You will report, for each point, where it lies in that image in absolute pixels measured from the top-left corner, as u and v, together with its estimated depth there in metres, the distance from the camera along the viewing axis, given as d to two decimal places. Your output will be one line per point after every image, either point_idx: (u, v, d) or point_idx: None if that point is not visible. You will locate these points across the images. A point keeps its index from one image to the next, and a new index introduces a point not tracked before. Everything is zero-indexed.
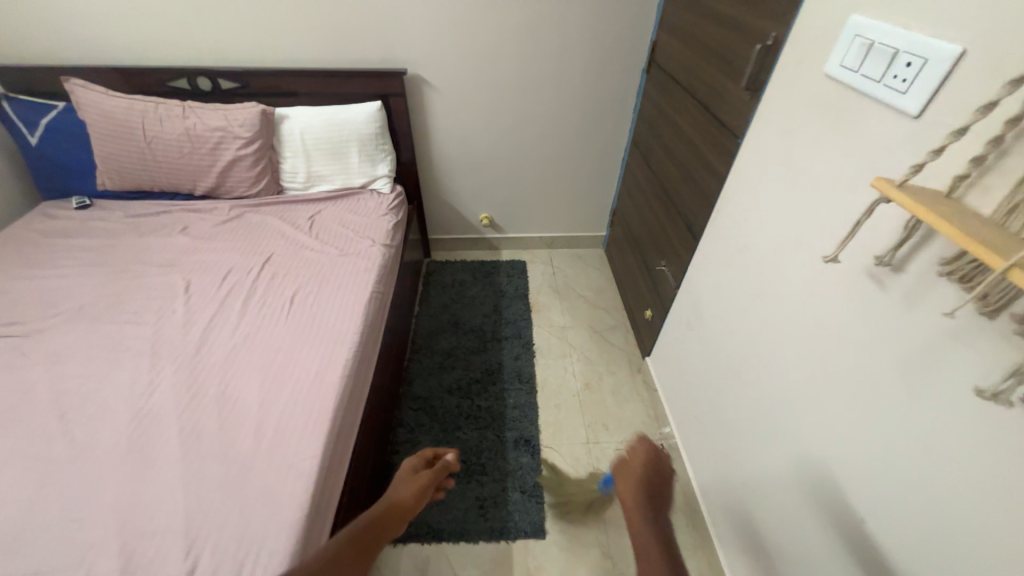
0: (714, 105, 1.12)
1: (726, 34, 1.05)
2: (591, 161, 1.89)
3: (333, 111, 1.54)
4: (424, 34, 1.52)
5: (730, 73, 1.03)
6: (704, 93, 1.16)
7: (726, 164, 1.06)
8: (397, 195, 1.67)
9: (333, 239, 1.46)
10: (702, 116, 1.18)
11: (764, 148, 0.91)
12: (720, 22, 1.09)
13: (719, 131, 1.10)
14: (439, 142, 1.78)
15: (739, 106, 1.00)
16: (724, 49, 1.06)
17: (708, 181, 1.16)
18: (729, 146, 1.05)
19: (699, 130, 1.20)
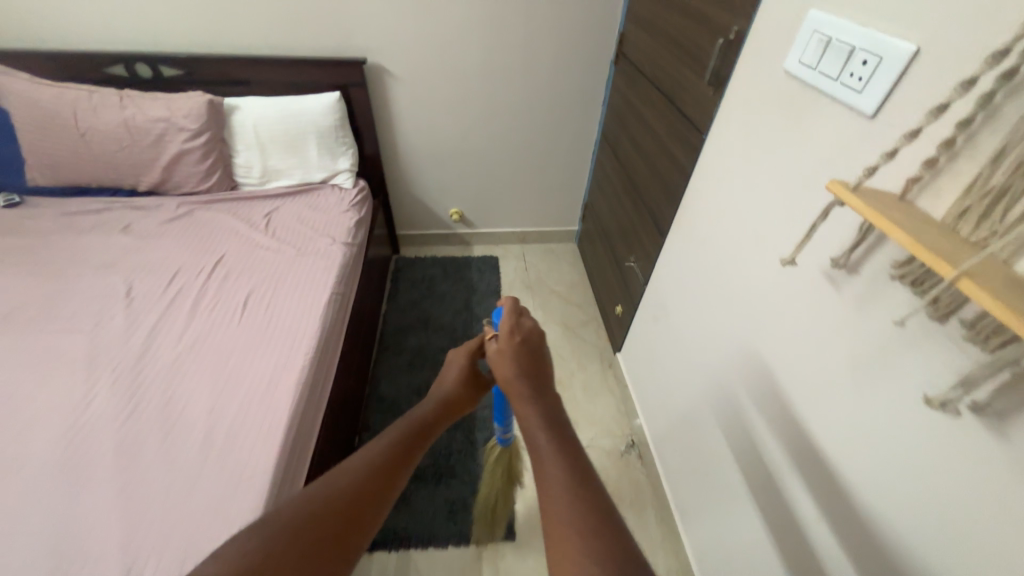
0: (678, 99, 1.10)
1: (690, 27, 1.04)
2: (561, 154, 1.87)
3: (288, 102, 1.45)
4: (385, 20, 1.44)
5: (693, 67, 1.02)
6: (669, 86, 1.15)
7: (691, 159, 1.05)
8: (360, 190, 1.60)
9: (290, 237, 1.38)
10: (666, 110, 1.17)
11: (727, 143, 0.90)
12: (684, 13, 1.07)
13: (682, 126, 1.08)
14: (405, 135, 1.71)
15: (702, 102, 0.99)
16: (688, 43, 1.05)
17: (673, 175, 1.15)
18: (694, 141, 1.03)
19: (663, 124, 1.19)
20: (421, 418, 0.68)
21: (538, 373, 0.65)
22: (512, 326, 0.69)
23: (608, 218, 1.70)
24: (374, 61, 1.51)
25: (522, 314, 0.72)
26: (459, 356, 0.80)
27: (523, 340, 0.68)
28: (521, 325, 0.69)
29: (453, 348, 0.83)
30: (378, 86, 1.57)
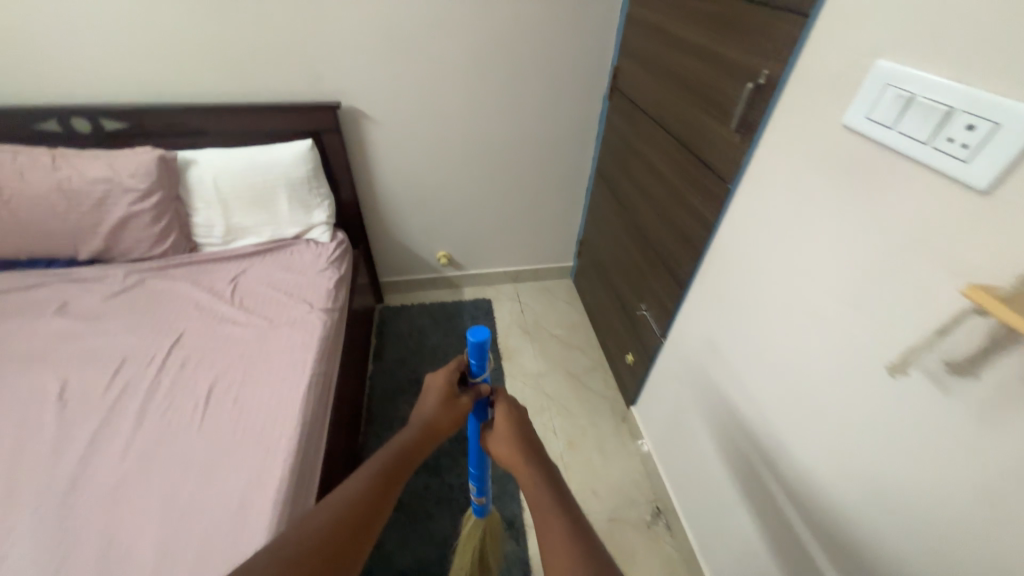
0: (690, 143, 1.01)
1: (698, 67, 0.95)
2: (553, 190, 1.76)
3: (253, 152, 1.29)
4: (360, 60, 1.32)
5: (707, 111, 0.93)
6: (677, 128, 1.06)
7: (715, 210, 0.95)
8: (339, 244, 1.45)
9: (260, 306, 1.21)
10: (675, 153, 1.08)
11: (766, 196, 0.80)
12: (688, 51, 0.98)
13: (699, 172, 0.99)
14: (385, 179, 1.57)
15: (724, 149, 0.89)
16: (697, 83, 0.96)
17: (690, 225, 1.05)
18: (716, 191, 0.94)
19: (673, 168, 1.09)
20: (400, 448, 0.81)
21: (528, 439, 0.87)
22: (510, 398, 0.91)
23: (608, 257, 1.59)
24: (349, 103, 1.38)
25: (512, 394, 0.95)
26: (437, 383, 0.88)
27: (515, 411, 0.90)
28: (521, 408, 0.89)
29: (432, 374, 0.90)
30: (354, 130, 1.43)
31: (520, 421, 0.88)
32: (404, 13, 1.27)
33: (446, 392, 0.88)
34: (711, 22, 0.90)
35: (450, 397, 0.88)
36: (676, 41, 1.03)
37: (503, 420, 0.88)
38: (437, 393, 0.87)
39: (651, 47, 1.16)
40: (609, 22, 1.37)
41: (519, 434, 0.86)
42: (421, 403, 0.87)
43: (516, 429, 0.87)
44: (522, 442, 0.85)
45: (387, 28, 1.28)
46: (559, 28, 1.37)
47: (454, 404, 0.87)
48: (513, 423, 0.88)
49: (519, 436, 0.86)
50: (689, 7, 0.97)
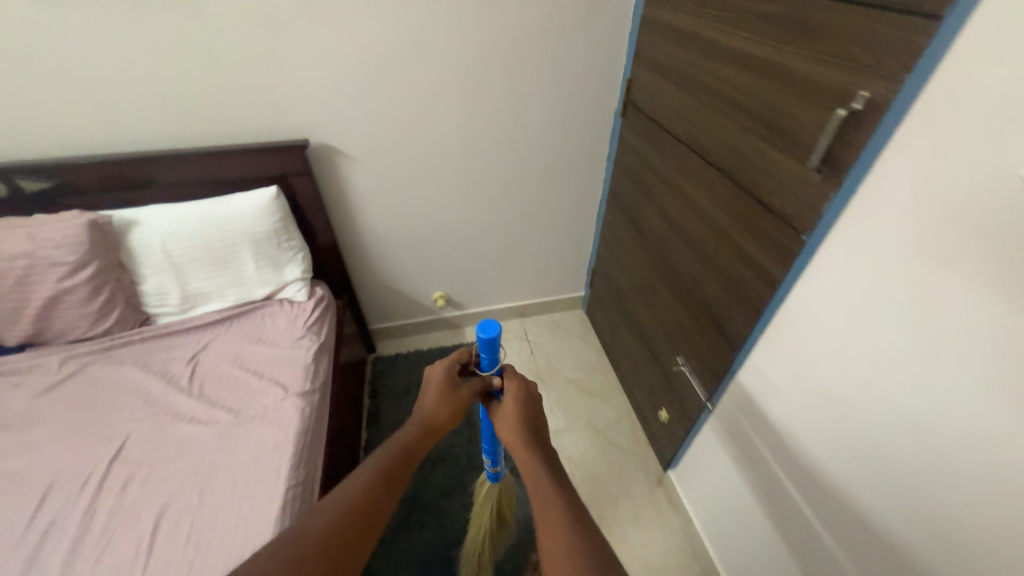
0: (741, 175, 0.80)
1: (748, 81, 0.75)
2: (560, 218, 1.56)
3: (208, 207, 1.09)
4: (328, 88, 1.12)
5: (765, 137, 0.73)
6: (719, 155, 0.86)
7: (783, 265, 0.74)
8: (318, 303, 1.24)
9: (225, 392, 1.01)
10: (718, 186, 0.87)
11: (876, 259, 0.59)
12: (732, 61, 0.78)
13: (755, 212, 0.78)
14: (368, 219, 1.36)
15: (793, 188, 0.69)
16: (748, 102, 0.75)
17: (744, 276, 0.84)
18: (785, 241, 0.73)
19: (715, 203, 0.89)
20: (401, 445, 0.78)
21: (538, 425, 0.82)
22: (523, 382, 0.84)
23: (630, 294, 1.39)
24: (319, 139, 1.18)
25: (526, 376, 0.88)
26: (434, 375, 0.83)
27: (528, 394, 0.84)
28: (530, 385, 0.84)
29: (431, 365, 0.84)
30: (328, 168, 1.23)
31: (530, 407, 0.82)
32: (377, 30, 1.07)
33: (446, 383, 0.84)
34: (767, 23, 0.69)
35: (450, 389, 0.83)
36: (713, 49, 0.83)
37: (511, 404, 0.83)
38: (435, 385, 0.83)
39: (678, 55, 0.95)
40: (619, 26, 1.17)
41: (526, 421, 0.80)
42: (422, 398, 0.84)
43: (524, 414, 0.82)
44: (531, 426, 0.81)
45: (359, 49, 1.08)
46: (561, 36, 1.16)
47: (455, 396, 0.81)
48: (523, 407, 0.82)
49: (527, 421, 0.81)
50: (732, 5, 0.77)
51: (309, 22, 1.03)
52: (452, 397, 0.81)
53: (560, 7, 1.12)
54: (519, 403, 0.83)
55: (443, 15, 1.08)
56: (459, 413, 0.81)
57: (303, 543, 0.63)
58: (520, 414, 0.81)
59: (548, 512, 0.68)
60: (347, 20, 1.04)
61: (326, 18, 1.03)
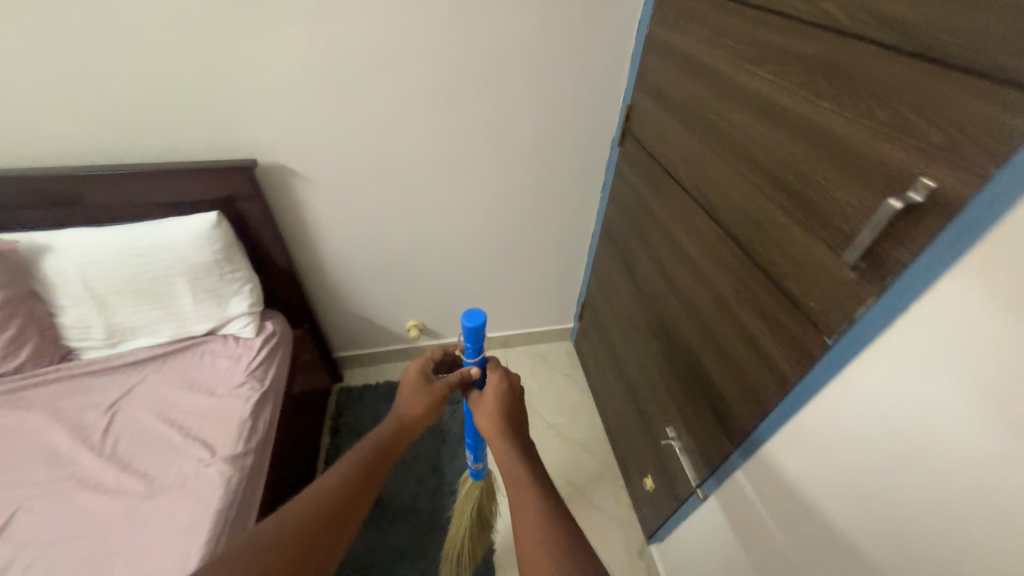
0: (755, 246, 0.67)
1: (773, 136, 0.60)
2: (548, 248, 1.42)
3: (137, 232, 0.94)
4: (283, 104, 0.97)
5: (789, 208, 0.59)
6: (731, 216, 0.72)
7: (800, 368, 0.60)
8: (267, 340, 1.10)
9: (144, 451, 0.87)
10: (726, 251, 0.74)
11: (928, 398, 0.45)
12: (753, 109, 0.64)
13: (768, 293, 0.65)
14: (331, 246, 1.23)
15: (819, 278, 0.55)
16: (771, 161, 0.61)
17: (750, 364, 0.70)
18: (804, 339, 0.59)
19: (723, 271, 0.75)
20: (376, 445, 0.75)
21: (516, 419, 0.82)
22: (505, 374, 0.84)
23: (620, 340, 1.26)
24: (272, 160, 1.03)
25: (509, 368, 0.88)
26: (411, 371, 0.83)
27: (510, 385, 0.83)
28: (511, 375, 0.84)
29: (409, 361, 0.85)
30: (284, 191, 1.09)
31: (509, 400, 0.82)
32: (340, 41, 0.93)
33: (422, 380, 0.84)
34: (801, 70, 0.55)
35: (424, 384, 0.83)
36: (731, 90, 0.68)
37: (491, 394, 0.83)
38: (410, 380, 0.83)
39: (686, 90, 0.81)
40: (620, 44, 1.02)
41: (504, 414, 0.80)
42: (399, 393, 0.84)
43: (503, 406, 0.82)
44: (507, 418, 0.80)
45: (317, 62, 0.94)
46: (554, 54, 1.02)
47: (430, 391, 0.82)
48: (504, 397, 0.82)
49: (505, 414, 0.81)
50: (756, 40, 0.62)
51: (258, 29, 0.88)
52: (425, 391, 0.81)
53: (553, 22, 0.97)
54: (500, 394, 0.82)
55: (418, 27, 0.94)
56: (434, 408, 0.81)
57: (279, 533, 0.63)
58: (499, 406, 0.81)
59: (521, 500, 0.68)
60: (304, 29, 0.90)
61: (279, 25, 0.89)
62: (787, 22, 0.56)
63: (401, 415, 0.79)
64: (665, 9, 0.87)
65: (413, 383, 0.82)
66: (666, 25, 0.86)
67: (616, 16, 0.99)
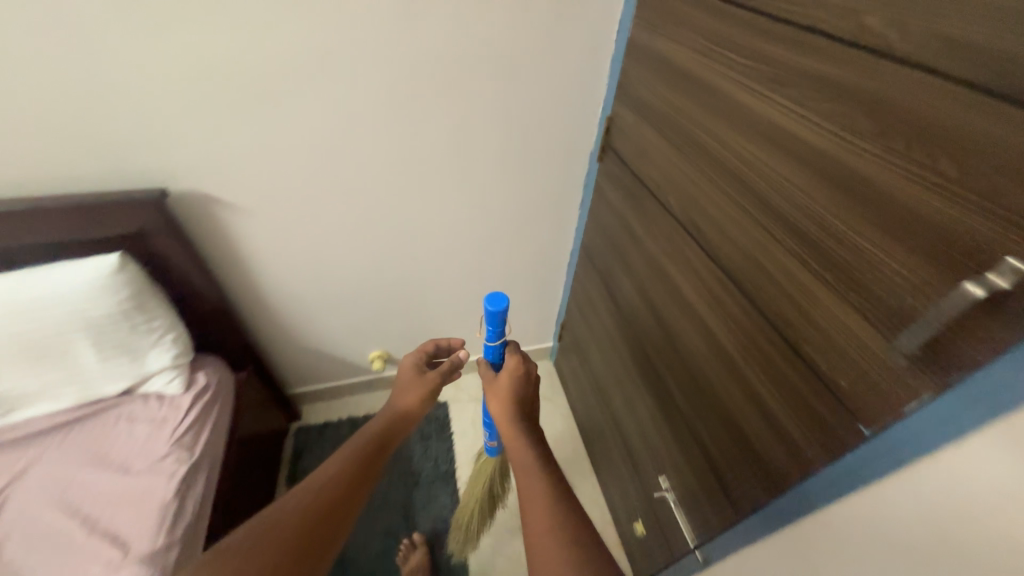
0: (763, 299, 0.57)
1: (787, 173, 0.50)
2: (523, 267, 1.30)
3: (14, 284, 0.76)
4: (196, 121, 0.81)
5: (813, 265, 0.49)
6: (733, 259, 0.61)
7: (824, 449, 0.51)
8: (198, 396, 0.94)
9: (38, 555, 0.72)
10: (727, 298, 0.64)
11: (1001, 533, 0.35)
12: (762, 139, 0.52)
13: (781, 356, 0.55)
14: (274, 278, 1.07)
15: (852, 355, 0.46)
16: (785, 205, 0.51)
17: (759, 430, 0.61)
18: (829, 417, 0.50)
19: (722, 320, 0.65)
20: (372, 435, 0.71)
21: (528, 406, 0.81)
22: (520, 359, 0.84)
23: (604, 368, 1.16)
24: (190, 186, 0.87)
25: (527, 355, 0.88)
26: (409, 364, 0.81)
27: (525, 372, 0.83)
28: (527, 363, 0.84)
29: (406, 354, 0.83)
30: (209, 221, 0.92)
31: (523, 386, 0.82)
32: (261, 45, 0.77)
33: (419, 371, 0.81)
34: (834, 102, 0.43)
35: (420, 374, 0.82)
36: (732, 113, 0.57)
37: (506, 379, 0.83)
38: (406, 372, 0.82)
39: (675, 108, 0.70)
40: (597, 47, 0.90)
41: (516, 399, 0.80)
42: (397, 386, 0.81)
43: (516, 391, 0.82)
44: (519, 405, 0.80)
45: (237, 71, 0.78)
46: (522, 59, 0.89)
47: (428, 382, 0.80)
48: (517, 383, 0.82)
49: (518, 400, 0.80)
50: (768, 57, 0.50)
51: (154, 31, 0.72)
52: (419, 380, 0.79)
53: (519, 21, 0.84)
54: (514, 379, 0.82)
55: (358, 28, 0.79)
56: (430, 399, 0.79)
57: (272, 532, 0.57)
58: (513, 390, 0.81)
59: (530, 485, 0.68)
60: (213, 30, 0.74)
61: (182, 27, 0.72)
62: (814, 37, 0.45)
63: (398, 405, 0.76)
64: (647, 11, 0.75)
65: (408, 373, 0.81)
66: (649, 30, 0.75)
67: (591, 16, 0.86)
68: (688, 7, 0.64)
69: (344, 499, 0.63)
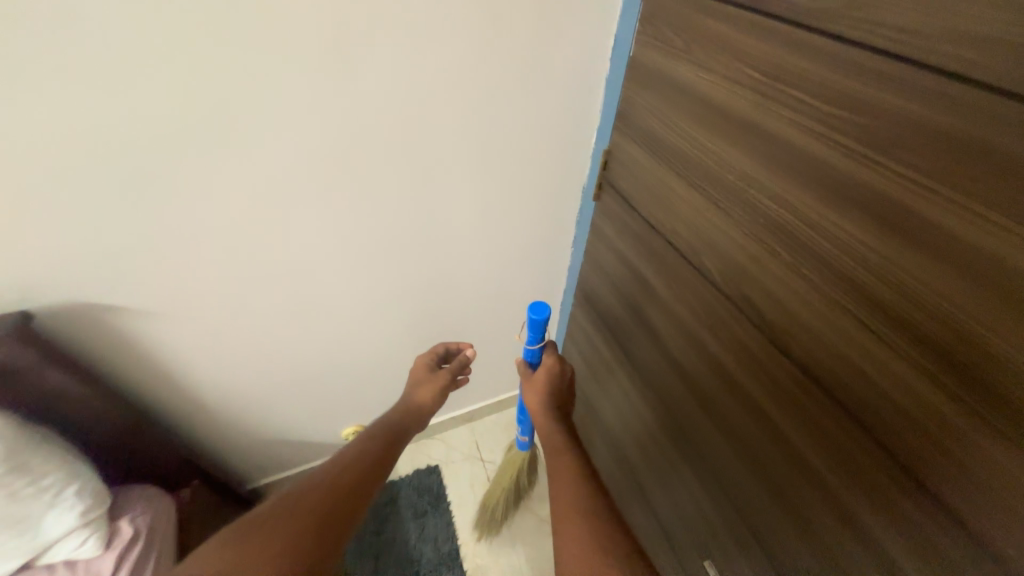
0: (846, 388, 0.50)
1: (898, 258, 0.42)
2: (513, 311, 1.14)
3: None
4: (83, 200, 0.61)
5: (912, 356, 0.43)
6: (792, 332, 0.54)
7: (908, 546, 0.47)
8: (125, 554, 0.72)
9: None
10: (785, 374, 0.56)
11: None
12: (857, 212, 0.44)
13: (855, 443, 0.50)
14: (218, 371, 0.87)
15: (956, 456, 0.41)
16: (880, 286, 0.44)
17: (836, 526, 0.55)
18: (934, 523, 0.45)
19: (775, 396, 0.58)
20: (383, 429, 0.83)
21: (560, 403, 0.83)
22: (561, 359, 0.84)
23: (607, 413, 1.07)
24: (91, 277, 0.68)
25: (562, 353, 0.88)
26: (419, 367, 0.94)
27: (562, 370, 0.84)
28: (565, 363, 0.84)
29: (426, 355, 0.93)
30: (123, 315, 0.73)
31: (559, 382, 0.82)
32: (171, 99, 0.58)
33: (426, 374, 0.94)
34: (964, 178, 0.36)
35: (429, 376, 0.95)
36: (803, 171, 0.48)
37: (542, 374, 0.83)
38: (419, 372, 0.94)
39: (709, 150, 0.58)
40: (597, 72, 0.77)
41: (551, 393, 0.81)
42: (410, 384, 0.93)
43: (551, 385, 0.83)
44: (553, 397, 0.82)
45: (138, 134, 0.59)
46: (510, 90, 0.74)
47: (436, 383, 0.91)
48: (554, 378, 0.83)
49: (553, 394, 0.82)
50: (876, 111, 0.40)
51: (4, 89, 0.51)
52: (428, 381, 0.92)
53: (503, 43, 0.69)
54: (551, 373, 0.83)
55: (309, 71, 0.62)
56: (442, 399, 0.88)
57: (294, 508, 0.68)
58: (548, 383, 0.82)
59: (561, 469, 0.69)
60: (99, 85, 0.54)
61: (48, 82, 0.52)
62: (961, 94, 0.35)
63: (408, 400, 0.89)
64: (662, 29, 0.62)
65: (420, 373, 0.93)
66: (665, 52, 0.62)
67: (586, 34, 0.73)
68: (727, 28, 0.52)
69: (358, 487, 0.73)
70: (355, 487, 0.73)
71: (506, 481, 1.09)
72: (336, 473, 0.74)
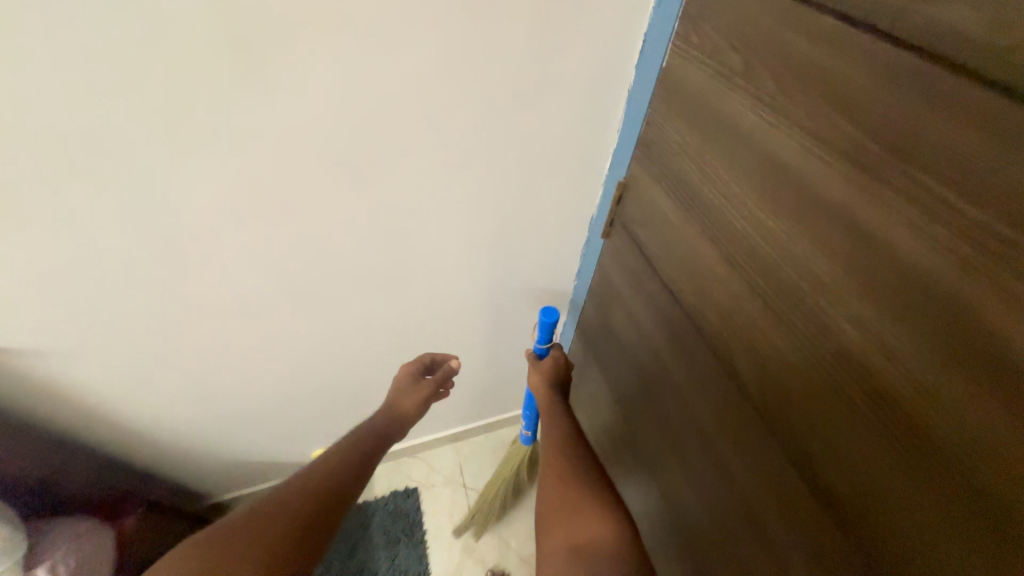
0: (868, 529, 0.40)
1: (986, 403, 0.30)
2: (505, 337, 1.02)
3: None
4: None
5: (961, 509, 0.33)
6: (780, 403, 0.46)
7: None
8: None
9: None
10: (768, 446, 0.49)
11: None
12: (942, 329, 0.32)
13: (847, 561, 0.42)
14: (169, 388, 0.79)
15: None
16: (948, 428, 0.33)
17: None
18: None
19: (780, 511, 0.48)
20: (365, 434, 0.81)
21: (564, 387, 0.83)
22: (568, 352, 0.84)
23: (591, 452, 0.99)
24: None
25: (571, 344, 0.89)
26: (400, 377, 0.88)
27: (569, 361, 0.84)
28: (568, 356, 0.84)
29: (406, 362, 0.88)
30: (37, 327, 0.63)
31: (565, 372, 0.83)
32: (65, 79, 0.46)
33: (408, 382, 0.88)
34: None
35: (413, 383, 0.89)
36: (877, 259, 0.35)
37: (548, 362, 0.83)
38: (397, 381, 0.88)
39: (729, 190, 0.48)
40: (620, 79, 0.64)
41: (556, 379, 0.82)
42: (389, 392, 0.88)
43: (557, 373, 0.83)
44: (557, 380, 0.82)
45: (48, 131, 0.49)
46: (513, 95, 0.61)
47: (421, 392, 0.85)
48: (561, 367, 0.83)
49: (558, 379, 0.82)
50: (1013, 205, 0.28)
51: None
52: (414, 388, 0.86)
53: (506, 37, 0.55)
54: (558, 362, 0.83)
55: (261, 66, 0.51)
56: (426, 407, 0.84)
57: (277, 503, 0.71)
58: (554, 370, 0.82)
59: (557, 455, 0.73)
60: None
61: None
62: None
63: (389, 405, 0.85)
64: (709, 35, 0.47)
65: (403, 380, 0.87)
66: (707, 67, 0.48)
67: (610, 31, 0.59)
68: (809, 51, 0.37)
69: (339, 491, 0.74)
70: (345, 476, 0.76)
71: (504, 479, 1.10)
72: (314, 482, 0.74)
